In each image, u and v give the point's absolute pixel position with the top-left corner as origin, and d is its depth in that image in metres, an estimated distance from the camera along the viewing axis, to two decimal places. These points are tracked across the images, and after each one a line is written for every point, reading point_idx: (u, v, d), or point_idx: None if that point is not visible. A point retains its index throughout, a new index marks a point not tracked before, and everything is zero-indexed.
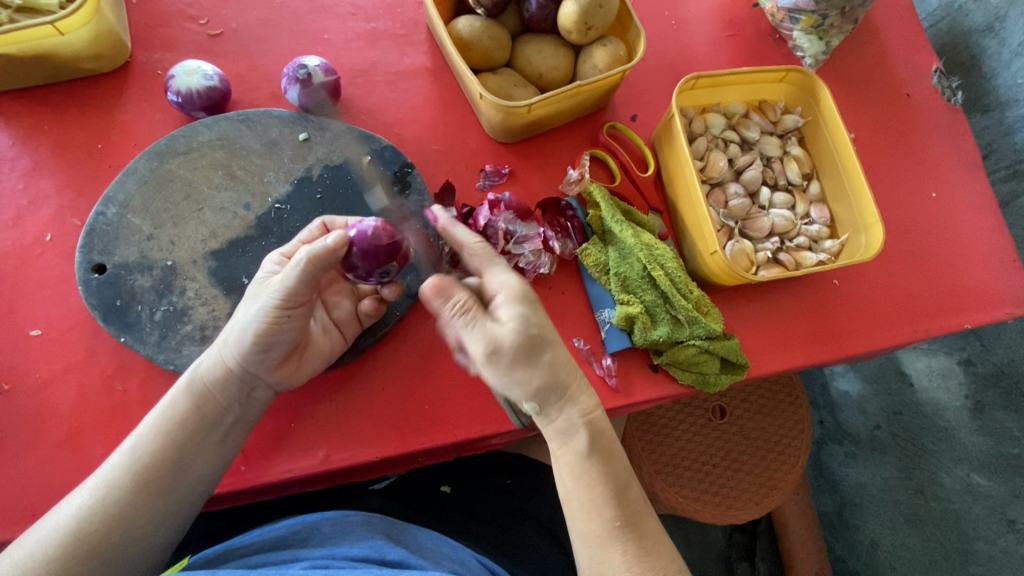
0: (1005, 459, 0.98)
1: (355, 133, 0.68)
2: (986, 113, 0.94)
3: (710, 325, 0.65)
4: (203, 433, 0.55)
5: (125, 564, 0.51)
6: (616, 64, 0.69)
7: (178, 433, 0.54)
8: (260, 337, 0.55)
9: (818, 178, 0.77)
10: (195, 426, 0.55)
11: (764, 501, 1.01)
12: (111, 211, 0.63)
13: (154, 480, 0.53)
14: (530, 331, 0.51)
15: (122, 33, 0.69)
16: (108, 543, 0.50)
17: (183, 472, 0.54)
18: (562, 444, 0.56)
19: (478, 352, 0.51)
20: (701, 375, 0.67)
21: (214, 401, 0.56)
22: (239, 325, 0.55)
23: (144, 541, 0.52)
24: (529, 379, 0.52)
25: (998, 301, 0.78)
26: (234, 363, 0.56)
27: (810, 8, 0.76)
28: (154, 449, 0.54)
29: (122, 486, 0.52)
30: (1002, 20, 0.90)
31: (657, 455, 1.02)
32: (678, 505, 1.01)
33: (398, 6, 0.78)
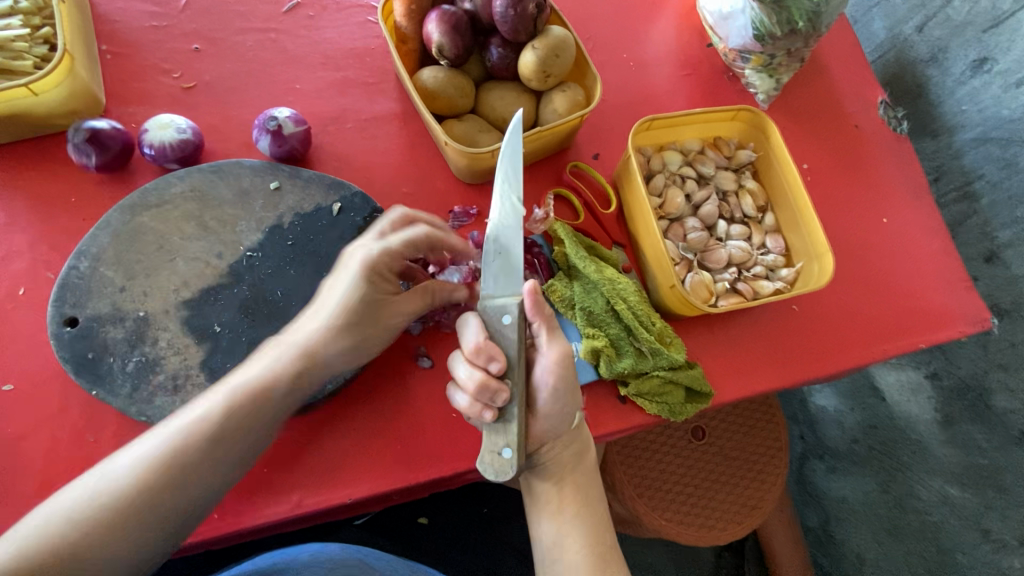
0: (976, 470, 1.01)
1: (326, 180, 0.70)
2: (935, 138, 1.04)
3: (672, 356, 0.68)
4: (218, 448, 0.54)
5: (180, 488, 0.52)
6: (575, 108, 0.72)
7: (145, 492, 0.51)
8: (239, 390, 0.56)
9: (773, 210, 0.80)
10: (172, 481, 0.52)
11: (746, 521, 1.02)
12: (84, 265, 0.63)
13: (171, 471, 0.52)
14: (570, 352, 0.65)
15: (97, 89, 0.72)
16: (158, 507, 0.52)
17: (149, 523, 0.51)
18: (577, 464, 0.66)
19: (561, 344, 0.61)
20: (666, 406, 0.68)
21: (247, 406, 0.55)
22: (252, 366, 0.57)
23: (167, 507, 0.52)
24: (577, 392, 0.63)
25: (953, 320, 0.81)
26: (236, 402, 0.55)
27: (757, 49, 0.81)
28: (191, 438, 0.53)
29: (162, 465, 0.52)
30: (944, 51, 1.01)
31: (639, 480, 1.03)
32: (660, 529, 1.01)
33: (366, 56, 0.81)
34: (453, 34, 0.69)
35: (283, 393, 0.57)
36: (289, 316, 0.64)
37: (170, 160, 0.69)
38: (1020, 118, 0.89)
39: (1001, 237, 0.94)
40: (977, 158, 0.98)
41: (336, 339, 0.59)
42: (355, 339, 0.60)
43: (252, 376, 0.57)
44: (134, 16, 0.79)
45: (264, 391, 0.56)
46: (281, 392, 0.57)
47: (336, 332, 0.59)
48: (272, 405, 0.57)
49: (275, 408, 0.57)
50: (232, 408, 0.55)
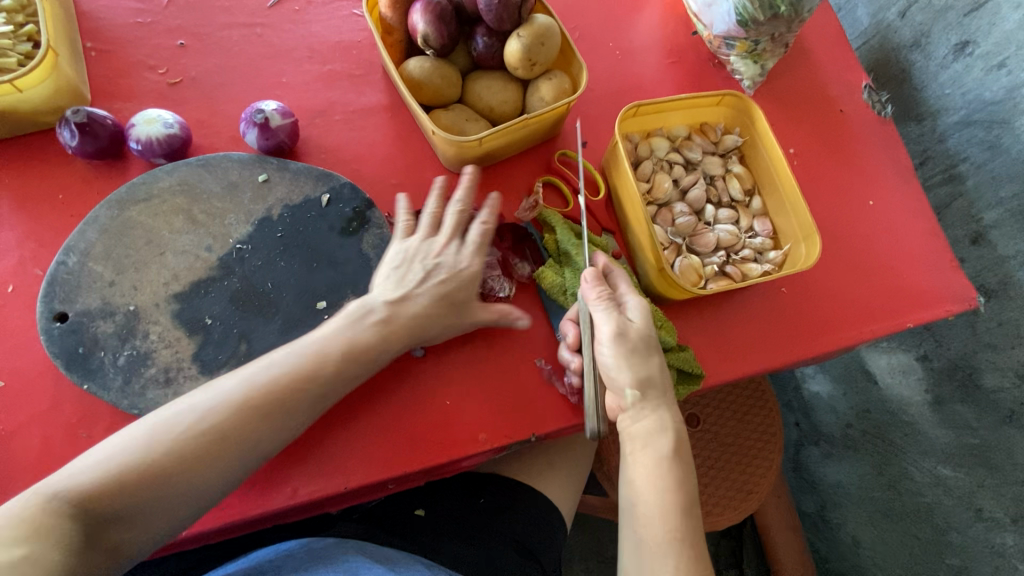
0: (968, 449, 1.02)
1: (314, 172, 0.70)
2: (920, 122, 1.06)
3: (663, 337, 0.69)
4: (282, 406, 0.56)
5: (238, 442, 0.54)
6: (561, 96, 0.73)
7: (241, 430, 0.54)
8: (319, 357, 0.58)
9: (760, 194, 0.81)
10: (263, 424, 0.55)
11: (743, 506, 1.03)
12: (72, 260, 0.63)
13: (232, 427, 0.53)
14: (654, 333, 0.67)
15: (82, 85, 0.72)
16: (212, 458, 0.52)
17: (220, 464, 0.53)
18: (658, 440, 0.60)
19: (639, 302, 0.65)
20: None
21: (315, 367, 0.57)
22: (332, 335, 0.59)
23: (223, 465, 0.53)
24: (640, 366, 0.61)
25: (939, 300, 0.82)
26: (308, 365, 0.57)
27: (742, 35, 0.82)
28: (255, 392, 0.55)
29: (224, 416, 0.53)
30: (927, 36, 1.02)
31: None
32: None
33: (352, 49, 0.81)
34: (438, 24, 0.69)
35: (377, 357, 0.60)
36: (281, 307, 0.64)
37: (157, 155, 0.69)
38: (1003, 99, 0.90)
39: (986, 218, 0.95)
40: (961, 140, 0.99)
41: (425, 320, 0.62)
42: (438, 319, 0.63)
43: (355, 336, 0.59)
44: (118, 13, 0.79)
45: (362, 352, 0.59)
46: (376, 356, 0.60)
47: (428, 312, 0.62)
48: (361, 368, 0.60)
49: (362, 372, 0.60)
50: (327, 365, 0.57)
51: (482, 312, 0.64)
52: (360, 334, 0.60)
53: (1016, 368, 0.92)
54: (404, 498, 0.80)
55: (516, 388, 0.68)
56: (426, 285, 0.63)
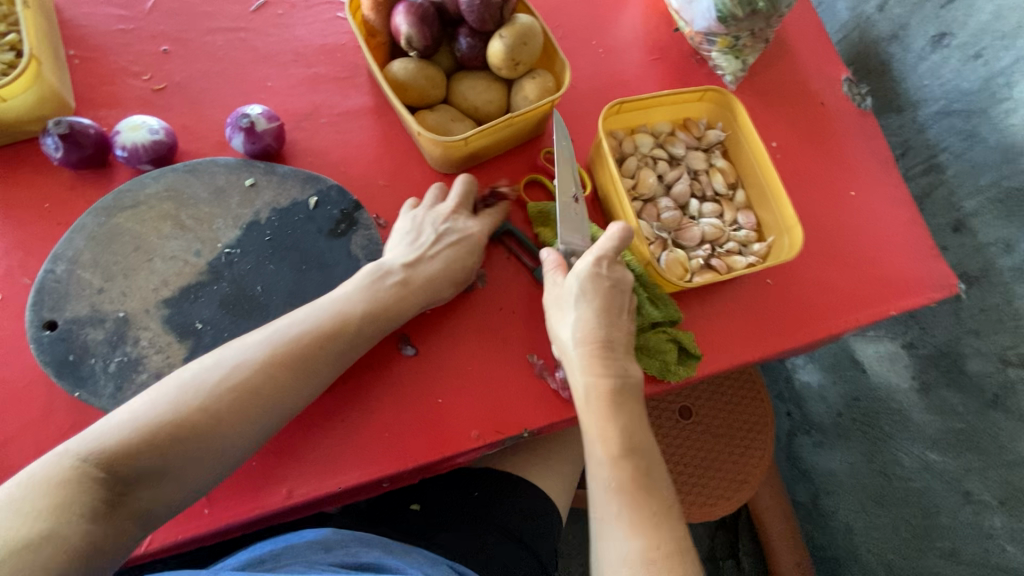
0: (954, 434, 1.04)
1: (301, 175, 0.70)
2: (900, 113, 1.07)
3: (670, 310, 0.73)
4: (304, 365, 0.60)
5: (263, 397, 0.57)
6: (545, 94, 0.73)
7: (269, 387, 0.57)
8: (339, 311, 0.63)
9: (743, 187, 0.82)
10: (291, 381, 0.59)
11: (737, 495, 1.04)
12: (61, 268, 0.63)
13: (256, 386, 0.57)
14: (624, 290, 0.67)
15: (66, 93, 0.72)
16: (235, 414, 0.55)
17: (244, 421, 0.56)
18: (591, 400, 0.63)
19: (588, 263, 0.65)
20: (663, 363, 0.72)
21: (337, 326, 0.62)
22: (349, 294, 0.64)
23: (243, 424, 0.56)
24: (555, 324, 0.67)
25: (922, 287, 0.84)
26: (330, 322, 0.62)
27: (722, 31, 0.83)
28: (279, 350, 0.59)
29: (250, 372, 0.57)
30: (904, 29, 1.04)
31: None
32: None
33: (337, 52, 0.81)
34: (421, 25, 0.69)
35: (396, 317, 0.66)
36: (270, 310, 0.65)
37: (144, 162, 0.69)
38: (980, 89, 0.92)
39: (966, 206, 0.97)
40: (940, 130, 1.00)
41: (441, 280, 0.68)
42: (458, 274, 0.69)
43: (376, 294, 0.65)
44: (100, 20, 0.79)
45: (382, 312, 0.64)
46: (396, 316, 0.66)
47: (444, 272, 0.68)
48: (381, 328, 0.65)
49: (382, 330, 0.65)
50: (353, 321, 0.63)
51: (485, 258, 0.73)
52: (380, 294, 0.65)
53: (998, 351, 0.94)
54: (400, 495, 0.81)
55: (508, 386, 0.69)
56: (439, 246, 0.69)
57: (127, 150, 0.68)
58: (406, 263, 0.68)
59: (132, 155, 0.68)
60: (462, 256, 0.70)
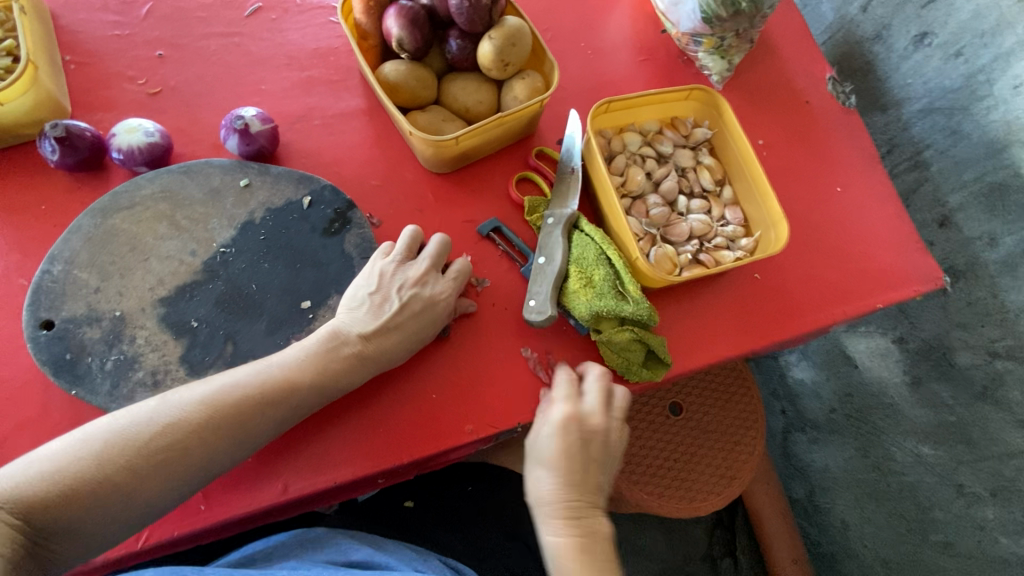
0: (946, 428, 1.05)
1: (295, 176, 0.71)
2: (885, 112, 1.09)
3: (648, 313, 0.69)
4: (229, 428, 0.57)
5: (188, 459, 0.56)
6: (535, 94, 0.75)
7: (197, 447, 0.56)
8: (279, 382, 0.60)
9: (731, 184, 0.83)
10: (219, 442, 0.57)
11: (726, 491, 1.05)
12: (57, 268, 0.64)
13: (179, 447, 0.55)
14: (595, 437, 0.66)
15: (62, 98, 0.73)
16: (149, 477, 0.54)
17: (162, 479, 0.55)
18: (562, 545, 0.62)
19: (558, 409, 0.66)
20: (624, 363, 0.71)
21: (275, 395, 0.59)
22: (293, 365, 0.61)
23: (158, 486, 0.55)
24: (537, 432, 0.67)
25: (907, 280, 0.85)
26: (268, 392, 0.59)
27: (708, 32, 0.85)
28: (208, 407, 0.57)
29: (176, 428, 0.56)
30: (887, 29, 1.06)
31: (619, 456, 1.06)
32: (642, 502, 1.04)
33: (330, 55, 0.83)
34: (412, 28, 0.71)
35: (343, 385, 0.63)
36: (265, 307, 0.66)
37: (139, 164, 0.70)
38: (962, 87, 0.94)
39: (951, 201, 0.99)
40: (924, 128, 1.02)
41: (398, 350, 0.65)
42: (414, 347, 0.66)
43: (323, 363, 0.62)
44: (96, 26, 0.80)
45: (325, 381, 0.62)
46: (343, 387, 0.63)
47: (399, 343, 0.65)
48: (324, 397, 0.62)
49: (324, 398, 0.62)
50: (295, 392, 0.60)
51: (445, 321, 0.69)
52: (331, 364, 0.62)
53: (985, 344, 0.95)
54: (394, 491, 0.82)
55: (501, 380, 0.70)
56: (403, 316, 0.66)
57: (123, 153, 0.69)
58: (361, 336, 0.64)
59: (128, 157, 0.69)
60: (422, 331, 0.66)
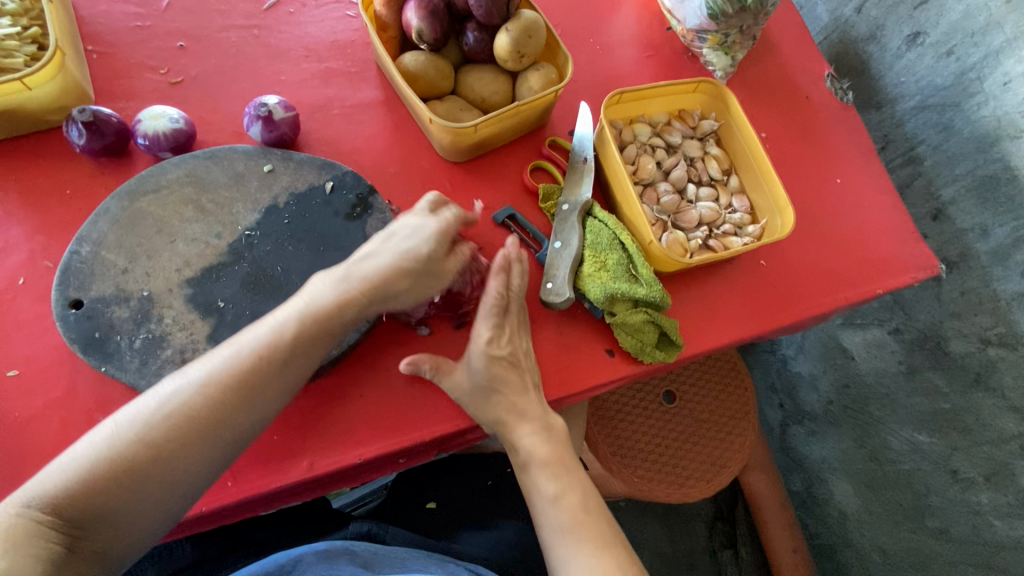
0: (941, 415, 1.08)
1: (317, 162, 0.73)
2: (879, 109, 1.13)
3: (660, 296, 0.72)
4: (236, 393, 0.58)
5: (206, 429, 0.56)
6: (549, 85, 0.77)
7: (209, 412, 0.57)
8: (267, 336, 0.60)
9: (737, 173, 0.86)
10: (230, 406, 0.57)
11: (715, 479, 1.07)
12: (86, 250, 0.65)
13: (194, 419, 0.56)
14: (518, 355, 0.69)
15: (86, 85, 0.75)
16: (170, 453, 0.55)
17: (183, 455, 0.56)
18: (531, 445, 0.71)
19: (483, 341, 0.67)
20: (639, 343, 0.73)
21: (271, 351, 0.59)
22: (277, 314, 0.61)
23: (183, 461, 0.56)
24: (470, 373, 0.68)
25: (905, 268, 0.88)
26: (263, 347, 0.59)
27: (713, 28, 0.88)
28: (213, 377, 0.58)
29: (188, 402, 0.57)
30: (881, 29, 1.10)
31: (611, 441, 1.07)
32: (631, 487, 1.05)
33: (348, 48, 0.85)
34: (432, 19, 0.73)
35: (337, 319, 0.62)
36: (291, 288, 0.67)
37: (163, 151, 0.72)
38: (953, 84, 0.98)
39: (945, 195, 1.02)
40: (918, 124, 1.06)
41: (381, 288, 0.63)
42: (397, 283, 0.63)
43: (308, 309, 0.61)
44: (117, 17, 0.81)
45: (316, 318, 0.61)
46: (332, 329, 0.62)
47: (382, 280, 0.63)
48: (319, 335, 0.61)
49: (321, 338, 0.62)
50: (285, 339, 0.60)
51: (450, 263, 0.67)
52: (313, 307, 0.61)
53: (979, 332, 0.99)
54: (416, 493, 0.85)
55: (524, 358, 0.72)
56: (381, 251, 0.64)
57: (148, 140, 0.70)
58: (345, 273, 0.63)
59: (153, 145, 0.71)
60: (405, 265, 0.63)
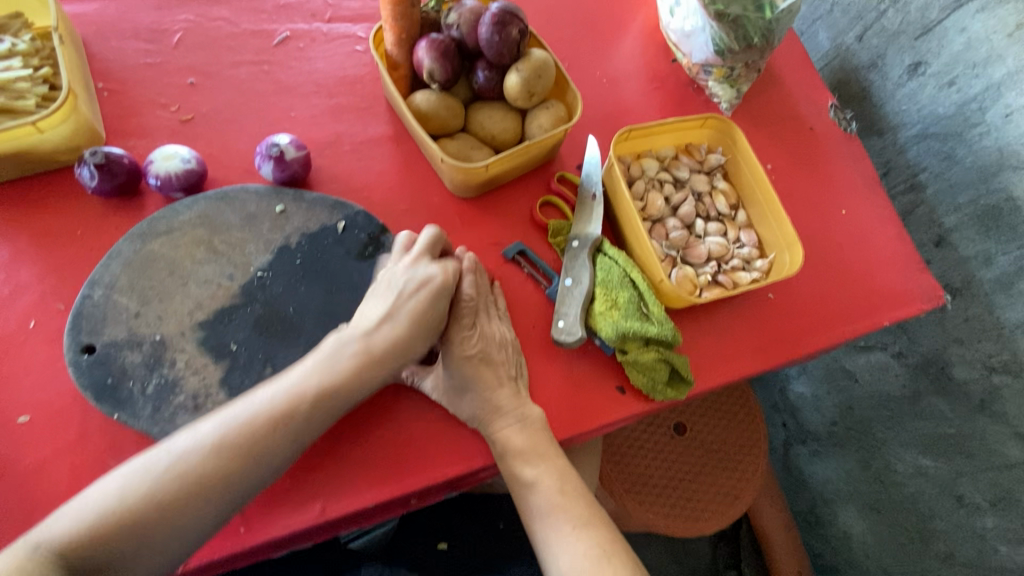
0: (945, 440, 1.08)
1: (329, 202, 0.73)
2: (881, 136, 1.14)
3: (671, 333, 0.72)
4: (260, 449, 0.55)
5: (228, 483, 0.53)
6: (559, 123, 0.78)
7: (229, 467, 0.54)
8: (288, 396, 0.58)
9: (744, 207, 0.87)
10: (250, 462, 0.54)
11: (730, 510, 1.07)
12: (98, 293, 0.65)
13: (215, 474, 0.53)
14: (490, 349, 0.70)
15: (97, 125, 0.75)
16: (187, 505, 0.52)
17: (201, 505, 0.53)
18: (511, 438, 0.67)
19: (453, 342, 0.70)
20: (651, 381, 0.73)
21: (295, 407, 0.57)
22: (296, 370, 0.60)
23: (199, 514, 0.53)
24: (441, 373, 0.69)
25: (911, 298, 0.89)
26: (287, 403, 0.57)
27: (719, 63, 0.89)
28: (237, 430, 0.55)
29: (210, 455, 0.53)
30: (882, 58, 1.12)
31: (625, 477, 1.06)
32: (648, 522, 1.05)
33: (357, 83, 0.85)
34: (443, 60, 0.74)
35: (354, 393, 0.61)
36: (303, 330, 0.67)
37: (175, 191, 0.72)
38: (955, 114, 0.99)
39: (947, 222, 1.03)
40: (920, 152, 1.07)
41: (399, 344, 0.64)
42: (413, 342, 0.65)
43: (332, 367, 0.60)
44: (128, 54, 0.82)
45: (337, 388, 0.59)
46: (355, 389, 0.61)
47: (400, 338, 0.64)
48: (338, 405, 0.59)
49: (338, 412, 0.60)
50: (308, 397, 0.58)
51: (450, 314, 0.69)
52: (336, 368, 0.60)
53: (983, 359, 0.99)
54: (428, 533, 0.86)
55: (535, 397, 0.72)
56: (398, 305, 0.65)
57: (160, 180, 0.70)
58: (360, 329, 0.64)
59: (165, 185, 0.71)
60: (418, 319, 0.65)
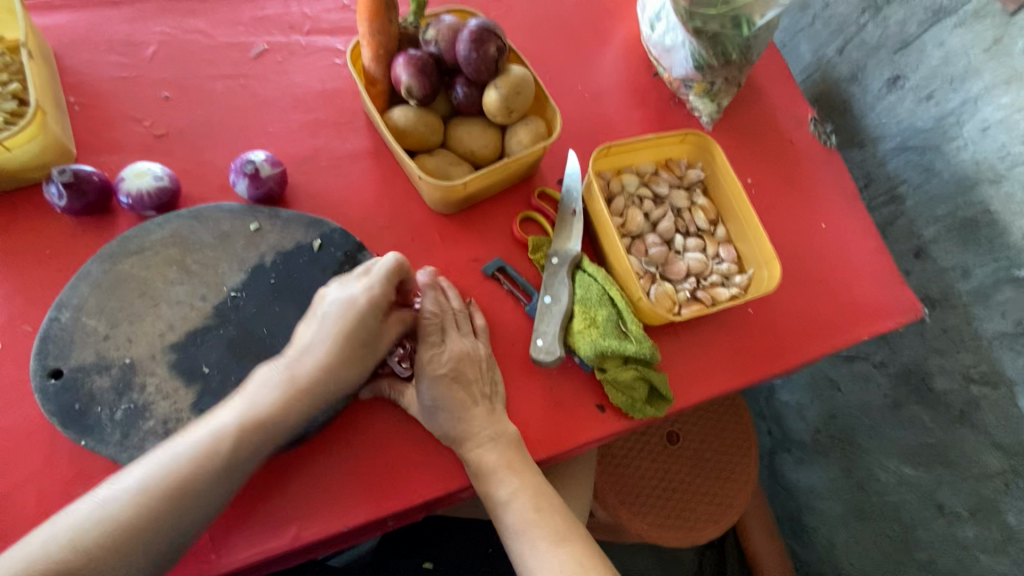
0: (926, 449, 1.09)
1: (305, 219, 0.72)
2: (861, 147, 1.15)
3: (650, 350, 0.72)
4: (196, 492, 0.55)
5: (165, 525, 0.54)
6: (538, 139, 0.77)
7: (164, 512, 0.54)
8: (216, 437, 0.57)
9: (723, 223, 0.87)
10: (186, 504, 0.54)
11: (726, 518, 1.08)
12: (66, 316, 0.64)
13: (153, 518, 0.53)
14: (464, 368, 0.69)
15: (67, 140, 0.73)
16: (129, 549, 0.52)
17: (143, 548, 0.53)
18: (487, 459, 0.67)
19: (425, 361, 0.68)
20: (630, 399, 0.72)
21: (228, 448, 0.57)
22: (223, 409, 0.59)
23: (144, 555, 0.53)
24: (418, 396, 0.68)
25: (889, 311, 0.90)
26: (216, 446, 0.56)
27: (699, 77, 0.89)
28: (171, 474, 0.55)
29: (146, 499, 0.53)
30: (862, 71, 1.13)
31: (620, 487, 1.06)
32: (645, 533, 1.04)
33: (336, 97, 0.85)
34: (420, 76, 0.73)
35: (287, 427, 0.60)
36: (277, 351, 0.66)
37: (146, 209, 0.70)
38: (933, 127, 1.00)
39: (926, 234, 1.04)
40: (899, 164, 1.08)
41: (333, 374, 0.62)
42: (347, 370, 0.63)
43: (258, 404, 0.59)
44: (101, 67, 0.81)
45: (261, 428, 0.58)
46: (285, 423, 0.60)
47: (332, 367, 0.62)
48: (267, 441, 0.59)
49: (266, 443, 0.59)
50: (240, 436, 0.57)
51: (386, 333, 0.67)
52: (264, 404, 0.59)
53: (961, 370, 1.00)
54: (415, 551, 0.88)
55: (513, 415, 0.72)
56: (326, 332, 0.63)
57: (132, 198, 0.69)
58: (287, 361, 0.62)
59: (136, 203, 0.69)
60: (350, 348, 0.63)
